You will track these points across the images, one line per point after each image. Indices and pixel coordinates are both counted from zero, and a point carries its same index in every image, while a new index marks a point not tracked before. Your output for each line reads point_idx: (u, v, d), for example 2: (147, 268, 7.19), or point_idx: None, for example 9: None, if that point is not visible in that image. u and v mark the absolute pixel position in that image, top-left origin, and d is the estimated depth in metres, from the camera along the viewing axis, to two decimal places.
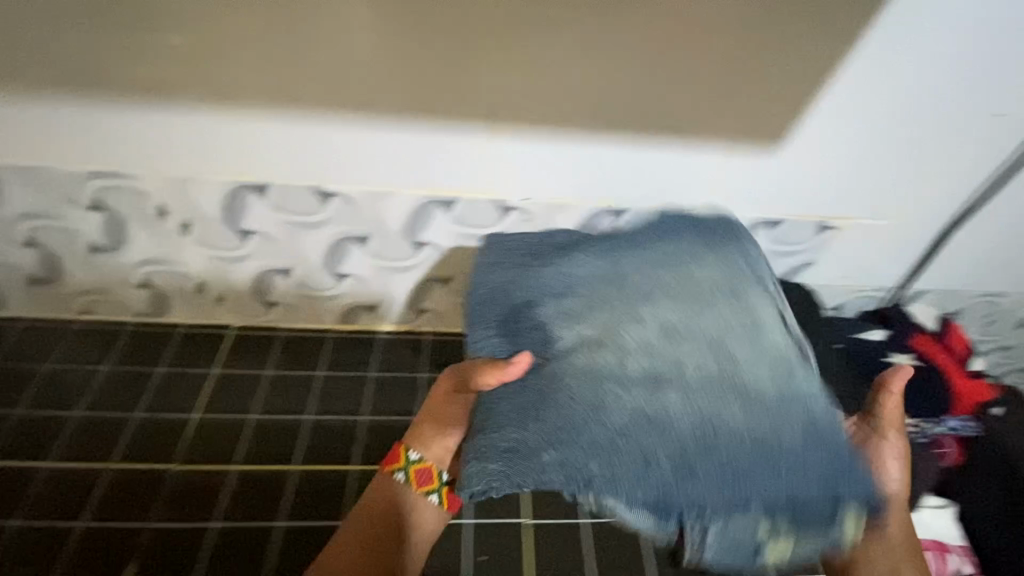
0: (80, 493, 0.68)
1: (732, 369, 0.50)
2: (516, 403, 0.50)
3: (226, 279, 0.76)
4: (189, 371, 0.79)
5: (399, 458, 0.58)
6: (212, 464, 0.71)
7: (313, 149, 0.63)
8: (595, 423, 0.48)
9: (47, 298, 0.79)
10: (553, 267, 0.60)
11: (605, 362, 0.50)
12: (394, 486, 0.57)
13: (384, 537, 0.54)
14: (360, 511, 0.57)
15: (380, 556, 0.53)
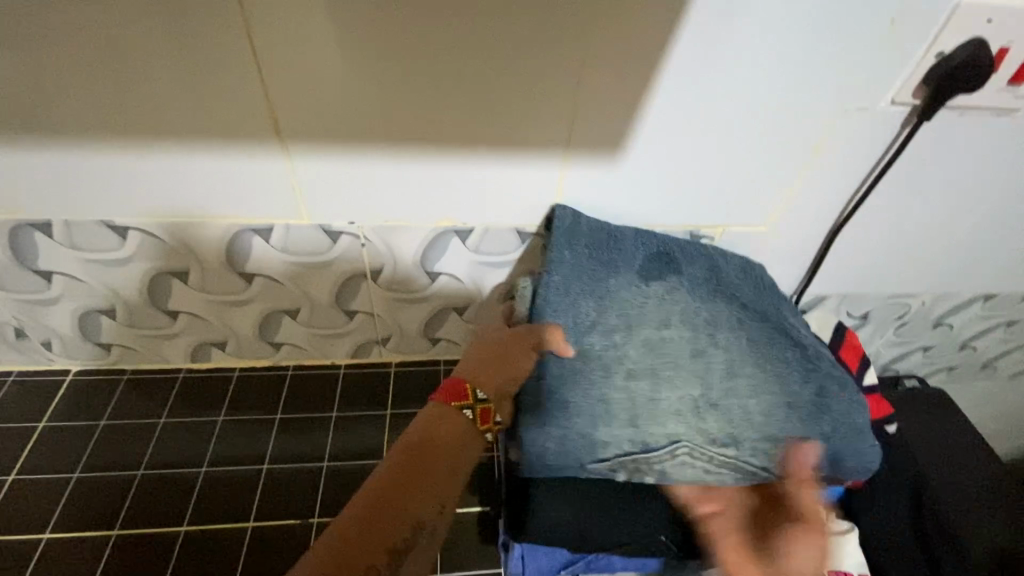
0: None
1: (633, 416, 0.54)
2: (594, 228, 0.61)
3: (47, 324, 0.69)
4: (19, 424, 0.72)
5: (468, 396, 0.54)
6: (25, 529, 0.64)
7: (93, 181, 0.55)
8: (594, 291, 0.59)
9: None
10: (743, 280, 0.64)
11: (671, 312, 0.59)
12: (462, 421, 0.52)
13: (444, 455, 0.50)
14: (422, 426, 0.51)
15: (431, 481, 0.48)
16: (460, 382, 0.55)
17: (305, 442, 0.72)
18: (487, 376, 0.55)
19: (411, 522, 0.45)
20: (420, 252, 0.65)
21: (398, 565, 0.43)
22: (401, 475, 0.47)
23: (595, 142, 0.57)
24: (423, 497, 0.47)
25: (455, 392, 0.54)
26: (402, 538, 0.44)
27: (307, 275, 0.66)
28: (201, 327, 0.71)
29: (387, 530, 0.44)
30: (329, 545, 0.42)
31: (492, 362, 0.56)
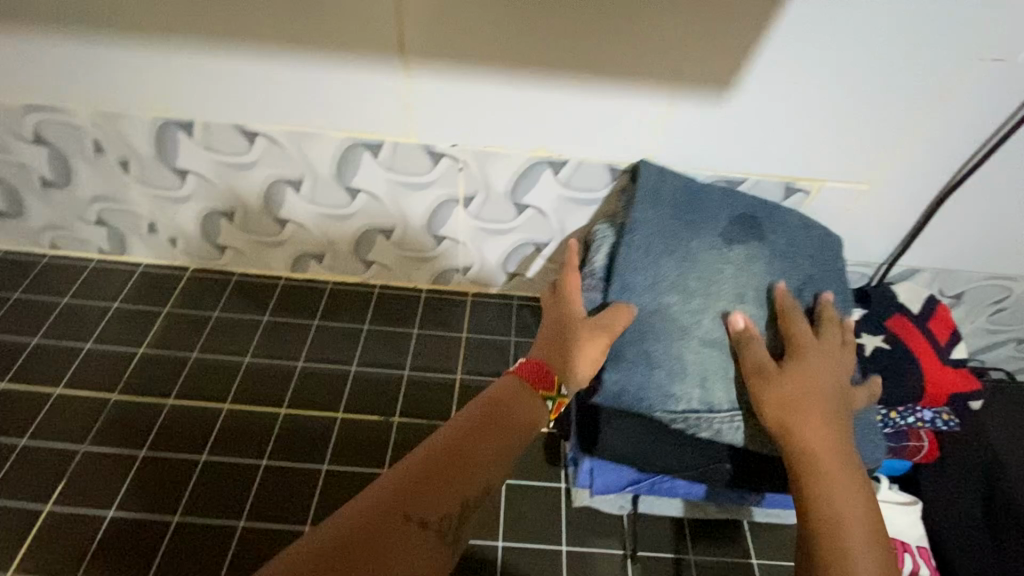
0: (29, 412, 0.70)
1: (704, 375, 0.55)
2: (679, 184, 0.61)
3: (175, 220, 0.77)
4: (145, 308, 0.81)
5: (549, 383, 0.53)
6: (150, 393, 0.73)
7: (232, 85, 0.61)
8: (676, 250, 0.58)
9: (12, 232, 0.82)
10: (825, 260, 0.62)
11: (745, 288, 0.58)
12: (539, 409, 0.51)
13: (517, 423, 0.49)
14: (498, 393, 0.51)
15: (501, 443, 0.47)
16: (540, 366, 0.53)
17: (388, 353, 0.79)
18: (565, 366, 0.54)
19: (483, 478, 0.44)
20: (513, 182, 0.68)
21: (466, 519, 0.42)
22: (475, 433, 0.46)
23: (702, 78, 0.57)
24: (493, 458, 0.46)
25: (537, 376, 0.53)
26: (474, 492, 0.43)
27: (405, 195, 0.71)
28: (306, 239, 0.78)
29: (459, 482, 0.43)
30: (401, 488, 0.41)
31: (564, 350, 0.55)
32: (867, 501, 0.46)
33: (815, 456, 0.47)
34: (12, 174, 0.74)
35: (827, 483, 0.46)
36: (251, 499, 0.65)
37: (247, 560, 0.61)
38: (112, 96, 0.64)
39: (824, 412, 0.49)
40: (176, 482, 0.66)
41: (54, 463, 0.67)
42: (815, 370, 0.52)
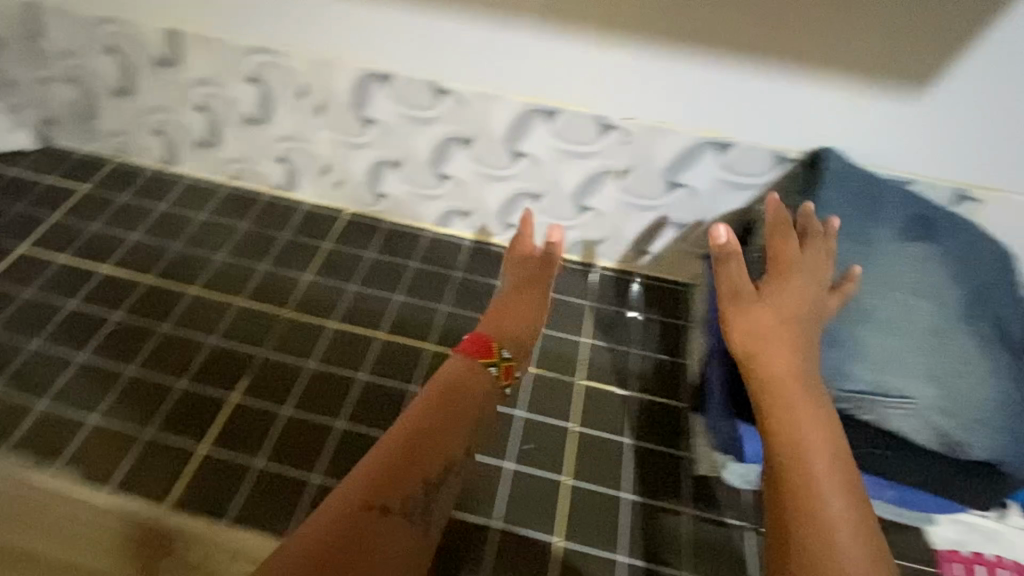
0: (214, 315, 0.80)
1: (880, 357, 0.54)
2: (858, 177, 0.62)
3: (349, 165, 0.85)
4: (306, 241, 0.89)
5: (490, 355, 0.65)
6: (316, 315, 0.81)
7: (440, 43, 0.68)
8: (855, 236, 0.59)
9: (203, 160, 0.93)
10: (1003, 272, 0.61)
11: (924, 282, 0.58)
12: (484, 376, 0.62)
13: (466, 410, 0.59)
14: (446, 382, 0.60)
15: (456, 431, 0.56)
16: (482, 342, 0.66)
17: None
18: (507, 341, 0.69)
19: (441, 461, 0.53)
20: (672, 161, 0.71)
21: (431, 496, 0.51)
22: (430, 422, 0.55)
23: (889, 74, 0.59)
24: (451, 443, 0.55)
25: (479, 351, 0.65)
26: (433, 474, 0.53)
27: (563, 164, 0.75)
28: (460, 195, 0.84)
29: (420, 468, 0.52)
30: (368, 480, 0.49)
31: (503, 329, 0.70)
32: (834, 442, 0.48)
33: (780, 384, 0.51)
34: (219, 108, 0.83)
35: (784, 408, 0.50)
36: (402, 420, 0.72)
37: None
38: (331, 45, 0.72)
39: (791, 350, 0.53)
40: (342, 395, 0.73)
41: (234, 364, 0.75)
42: (789, 289, 0.56)
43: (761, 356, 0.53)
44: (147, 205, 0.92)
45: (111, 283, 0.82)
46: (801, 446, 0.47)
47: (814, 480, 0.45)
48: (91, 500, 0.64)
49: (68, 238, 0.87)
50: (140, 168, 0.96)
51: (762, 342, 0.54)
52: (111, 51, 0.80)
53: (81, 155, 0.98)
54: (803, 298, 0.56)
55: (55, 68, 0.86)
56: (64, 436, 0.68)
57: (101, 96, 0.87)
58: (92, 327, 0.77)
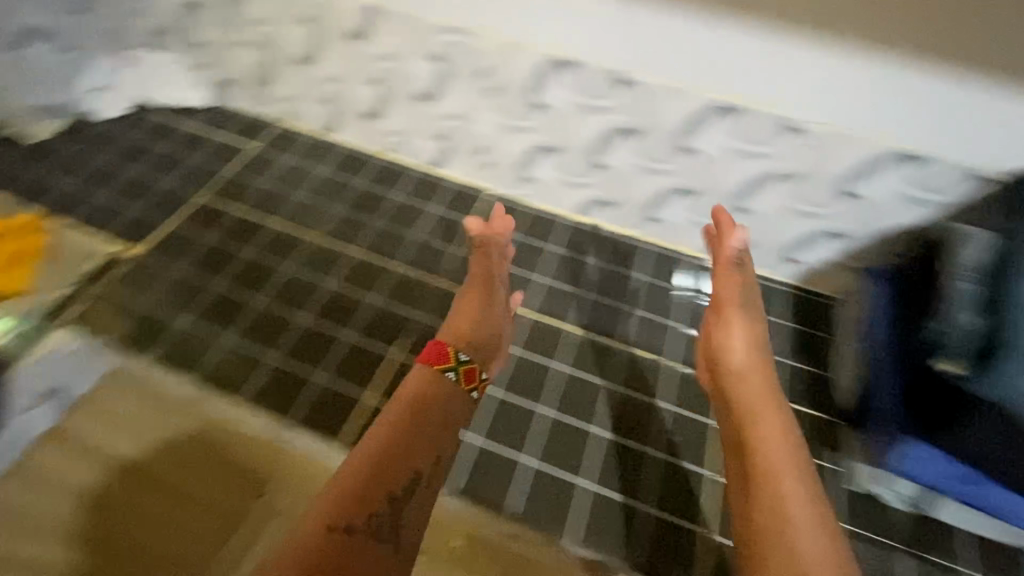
0: (372, 278, 0.85)
1: None
2: None
3: (505, 147, 0.89)
4: (454, 216, 0.94)
5: (448, 360, 0.66)
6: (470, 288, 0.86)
7: (633, 32, 0.70)
8: None
9: (362, 131, 0.98)
10: None
11: None
12: (445, 383, 0.64)
13: (432, 418, 0.61)
14: (415, 391, 0.62)
15: (430, 439, 0.59)
16: (439, 347, 0.67)
17: (660, 306, 0.86)
18: (467, 344, 0.70)
19: (411, 471, 0.56)
20: (853, 169, 0.70)
21: (399, 511, 0.54)
22: (400, 438, 0.57)
23: None
24: (427, 455, 0.58)
25: (436, 358, 0.66)
26: (402, 486, 0.55)
27: (730, 163, 0.76)
28: (612, 185, 0.86)
29: (388, 483, 0.54)
30: (339, 506, 0.52)
31: (461, 329, 0.71)
32: (806, 484, 0.56)
33: (749, 420, 0.61)
34: (394, 82, 0.88)
35: (754, 444, 0.59)
36: (558, 395, 0.78)
37: (569, 439, 0.74)
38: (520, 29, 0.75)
39: (767, 378, 0.65)
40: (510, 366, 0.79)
41: (392, 324, 0.80)
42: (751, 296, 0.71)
43: (730, 385, 0.65)
44: (304, 168, 0.98)
45: (280, 236, 0.88)
46: (774, 460, 0.57)
47: (783, 489, 0.55)
48: (265, 429, 0.71)
49: (241, 192, 0.94)
50: (297, 134, 1.03)
51: (728, 368, 0.67)
52: (305, 22, 0.86)
53: (250, 117, 1.05)
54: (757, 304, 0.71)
55: (247, 35, 0.93)
56: (245, 376, 0.74)
57: (283, 63, 0.94)
58: (265, 275, 0.83)
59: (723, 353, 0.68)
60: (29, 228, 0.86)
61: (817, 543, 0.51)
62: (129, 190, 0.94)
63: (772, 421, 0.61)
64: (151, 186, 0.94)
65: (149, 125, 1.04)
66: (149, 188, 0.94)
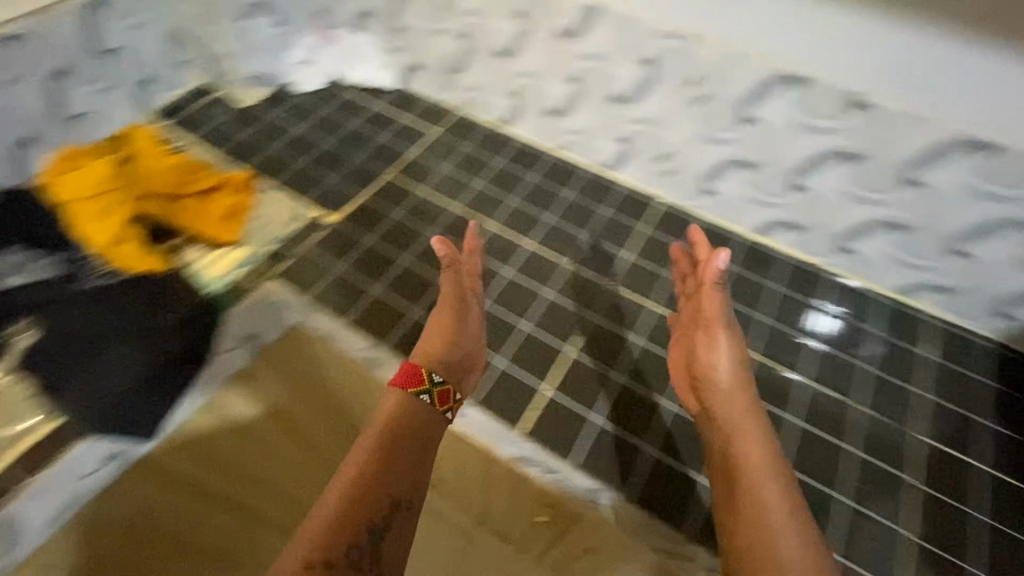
0: (545, 273, 0.90)
1: None
2: None
3: (692, 157, 0.88)
4: (625, 221, 0.95)
5: (422, 382, 0.66)
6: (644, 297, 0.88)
7: (880, 54, 0.66)
8: None
9: (542, 126, 1.01)
10: None
11: None
12: (418, 405, 0.65)
13: (410, 438, 0.62)
14: (389, 417, 0.63)
15: (411, 463, 0.60)
16: (410, 369, 0.67)
17: (839, 339, 0.83)
18: (441, 365, 0.70)
19: (389, 498, 0.57)
20: None
21: (380, 539, 0.55)
22: (376, 462, 0.58)
23: None
24: (407, 479, 0.59)
25: (409, 379, 0.67)
26: (383, 512, 0.56)
27: (963, 205, 0.70)
28: (806, 208, 0.83)
29: (367, 513, 0.55)
30: (318, 538, 0.52)
31: (431, 349, 0.71)
32: (787, 506, 0.58)
33: (732, 444, 0.64)
34: (591, 83, 0.89)
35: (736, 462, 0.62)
36: None
37: None
38: (755, 40, 0.72)
39: (747, 403, 0.67)
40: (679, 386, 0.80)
41: (564, 320, 0.86)
42: (729, 326, 0.72)
43: (709, 410, 0.68)
44: (482, 158, 1.03)
45: (462, 221, 0.95)
46: (753, 474, 0.60)
47: (765, 505, 0.58)
48: None
49: (424, 174, 1.01)
50: (476, 123, 1.08)
51: (708, 391, 0.69)
52: (515, 16, 0.89)
53: (430, 101, 1.12)
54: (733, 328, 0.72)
55: (451, 24, 0.98)
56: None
57: (480, 54, 0.98)
58: (449, 256, 0.90)
59: (705, 378, 0.70)
60: (240, 184, 0.92)
61: (799, 555, 0.53)
62: (324, 159, 1.02)
63: (748, 439, 0.63)
64: (343, 159, 1.02)
65: (340, 100, 1.12)
66: (342, 160, 1.02)
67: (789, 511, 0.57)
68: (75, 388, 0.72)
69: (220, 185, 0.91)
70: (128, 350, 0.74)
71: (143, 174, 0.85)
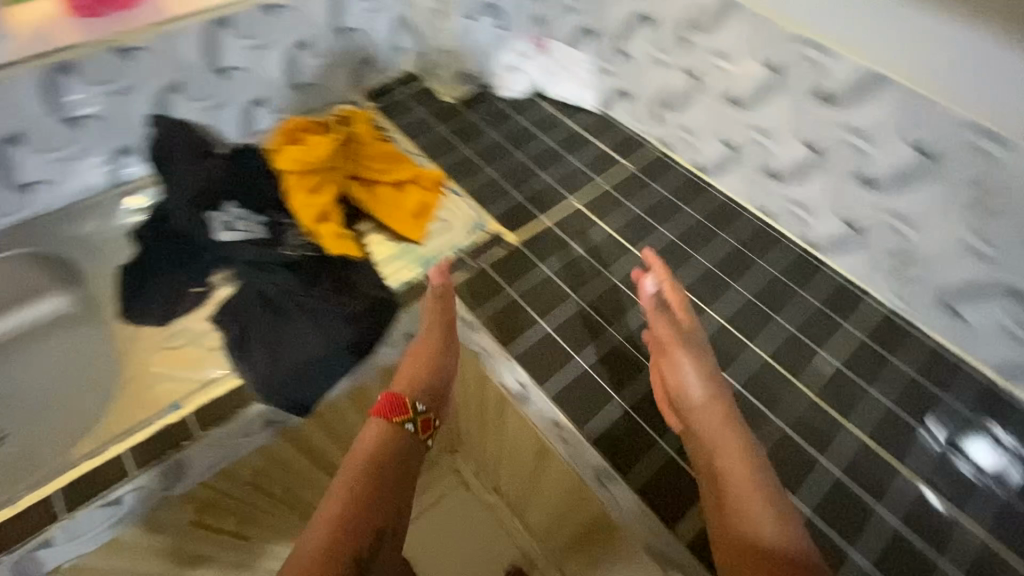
0: (729, 356, 0.79)
1: None
2: None
3: (943, 266, 0.75)
4: (830, 315, 0.83)
5: (405, 411, 0.71)
6: (844, 414, 0.74)
7: None
8: None
9: (753, 186, 0.92)
10: None
11: None
12: (404, 435, 0.70)
13: (389, 465, 0.67)
14: (369, 449, 0.67)
15: (395, 491, 0.66)
16: (393, 400, 0.71)
17: None
18: (422, 394, 0.74)
19: (376, 524, 0.63)
20: None
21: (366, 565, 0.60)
22: (363, 493, 0.63)
23: None
24: (389, 506, 0.65)
25: (392, 410, 0.71)
26: (369, 540, 0.62)
27: None
28: None
29: (354, 542, 0.60)
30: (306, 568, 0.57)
31: (411, 377, 0.75)
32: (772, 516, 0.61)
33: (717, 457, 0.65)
34: (837, 156, 0.79)
35: (722, 477, 0.64)
36: None
37: None
38: None
39: (722, 414, 0.68)
40: (876, 542, 0.65)
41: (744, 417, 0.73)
42: (691, 346, 0.73)
43: (688, 424, 0.69)
44: (674, 206, 0.96)
45: (645, 269, 0.87)
46: (743, 491, 0.62)
47: (755, 518, 0.61)
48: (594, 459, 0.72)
49: (610, 208, 0.96)
50: (673, 166, 1.01)
51: (682, 404, 0.70)
52: (766, 66, 0.80)
53: (628, 133, 1.06)
54: (697, 343, 0.74)
55: (682, 60, 0.90)
56: (593, 410, 0.74)
57: (706, 97, 0.90)
58: (624, 309, 0.83)
59: (682, 395, 0.70)
60: (431, 182, 0.94)
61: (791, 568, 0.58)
62: (513, 173, 1.00)
63: (732, 448, 0.65)
64: (530, 176, 1.00)
65: (536, 113, 1.10)
66: (530, 177, 1.00)
67: (771, 503, 0.62)
68: (265, 357, 0.73)
69: (414, 178, 0.93)
70: (319, 330, 0.75)
71: (359, 159, 0.91)
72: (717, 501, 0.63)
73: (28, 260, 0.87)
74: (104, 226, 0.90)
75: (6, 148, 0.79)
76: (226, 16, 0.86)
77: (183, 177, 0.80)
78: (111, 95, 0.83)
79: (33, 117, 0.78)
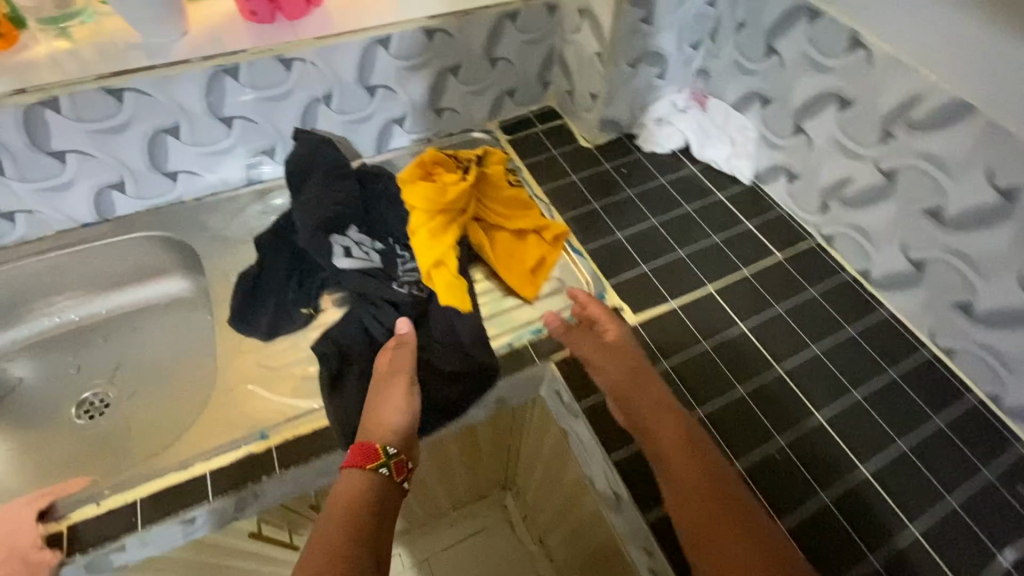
0: (878, 528, 0.64)
1: None
2: None
3: None
4: (1013, 500, 0.67)
5: (377, 456, 0.61)
6: None
7: None
8: None
9: (935, 316, 0.77)
10: None
11: None
12: (377, 482, 0.60)
13: (366, 515, 0.57)
14: (346, 501, 0.58)
15: (370, 540, 0.55)
16: (361, 447, 0.62)
17: None
18: (394, 434, 0.64)
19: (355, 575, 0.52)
20: None
21: None
22: (334, 548, 0.53)
23: None
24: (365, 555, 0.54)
25: (362, 458, 0.61)
26: None
27: None
28: None
29: None
30: None
31: (383, 422, 0.64)
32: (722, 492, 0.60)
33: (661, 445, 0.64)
34: None
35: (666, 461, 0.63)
36: None
37: None
38: None
39: (660, 401, 0.67)
40: None
41: None
42: (614, 346, 0.72)
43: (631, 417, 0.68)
44: (829, 316, 0.81)
45: (785, 388, 0.74)
46: (687, 472, 0.61)
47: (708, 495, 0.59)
48: None
49: (750, 307, 0.82)
50: (834, 268, 0.87)
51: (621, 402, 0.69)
52: (997, 189, 0.65)
53: (783, 215, 0.93)
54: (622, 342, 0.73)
55: (877, 155, 0.77)
56: None
57: (898, 203, 0.76)
58: (755, 437, 0.70)
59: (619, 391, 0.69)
60: (555, 236, 0.86)
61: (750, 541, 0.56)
62: (645, 239, 0.90)
63: (670, 425, 0.65)
64: (662, 247, 0.90)
65: (681, 174, 0.99)
66: (662, 249, 0.89)
67: (716, 474, 0.61)
68: (355, 399, 0.69)
69: (538, 228, 0.86)
70: None
71: (484, 200, 0.86)
72: (667, 476, 0.62)
73: (154, 241, 0.89)
74: (231, 222, 0.90)
75: (164, 139, 0.82)
76: (389, 36, 0.84)
77: (317, 200, 0.80)
78: (265, 100, 0.83)
79: (192, 112, 0.80)
